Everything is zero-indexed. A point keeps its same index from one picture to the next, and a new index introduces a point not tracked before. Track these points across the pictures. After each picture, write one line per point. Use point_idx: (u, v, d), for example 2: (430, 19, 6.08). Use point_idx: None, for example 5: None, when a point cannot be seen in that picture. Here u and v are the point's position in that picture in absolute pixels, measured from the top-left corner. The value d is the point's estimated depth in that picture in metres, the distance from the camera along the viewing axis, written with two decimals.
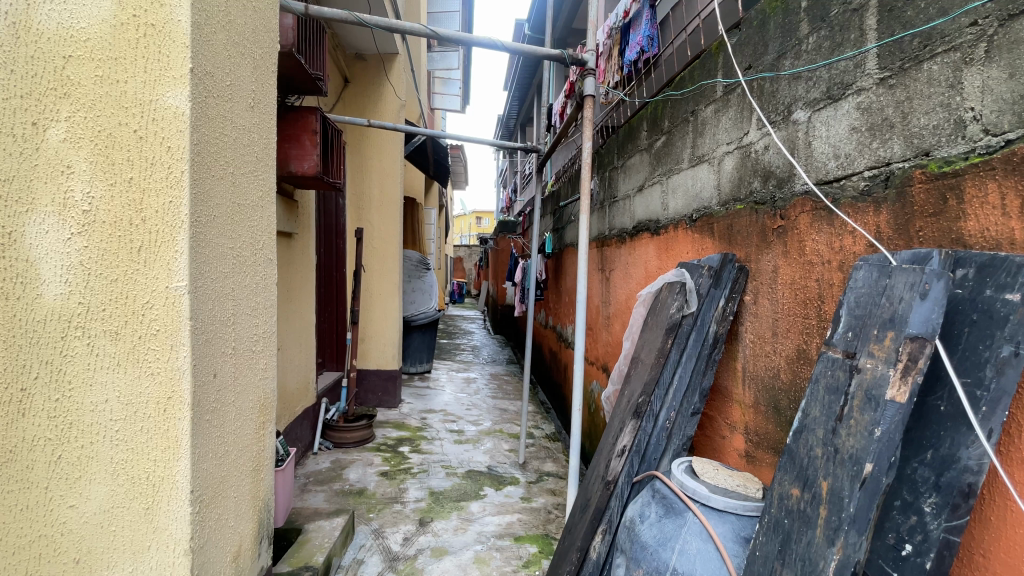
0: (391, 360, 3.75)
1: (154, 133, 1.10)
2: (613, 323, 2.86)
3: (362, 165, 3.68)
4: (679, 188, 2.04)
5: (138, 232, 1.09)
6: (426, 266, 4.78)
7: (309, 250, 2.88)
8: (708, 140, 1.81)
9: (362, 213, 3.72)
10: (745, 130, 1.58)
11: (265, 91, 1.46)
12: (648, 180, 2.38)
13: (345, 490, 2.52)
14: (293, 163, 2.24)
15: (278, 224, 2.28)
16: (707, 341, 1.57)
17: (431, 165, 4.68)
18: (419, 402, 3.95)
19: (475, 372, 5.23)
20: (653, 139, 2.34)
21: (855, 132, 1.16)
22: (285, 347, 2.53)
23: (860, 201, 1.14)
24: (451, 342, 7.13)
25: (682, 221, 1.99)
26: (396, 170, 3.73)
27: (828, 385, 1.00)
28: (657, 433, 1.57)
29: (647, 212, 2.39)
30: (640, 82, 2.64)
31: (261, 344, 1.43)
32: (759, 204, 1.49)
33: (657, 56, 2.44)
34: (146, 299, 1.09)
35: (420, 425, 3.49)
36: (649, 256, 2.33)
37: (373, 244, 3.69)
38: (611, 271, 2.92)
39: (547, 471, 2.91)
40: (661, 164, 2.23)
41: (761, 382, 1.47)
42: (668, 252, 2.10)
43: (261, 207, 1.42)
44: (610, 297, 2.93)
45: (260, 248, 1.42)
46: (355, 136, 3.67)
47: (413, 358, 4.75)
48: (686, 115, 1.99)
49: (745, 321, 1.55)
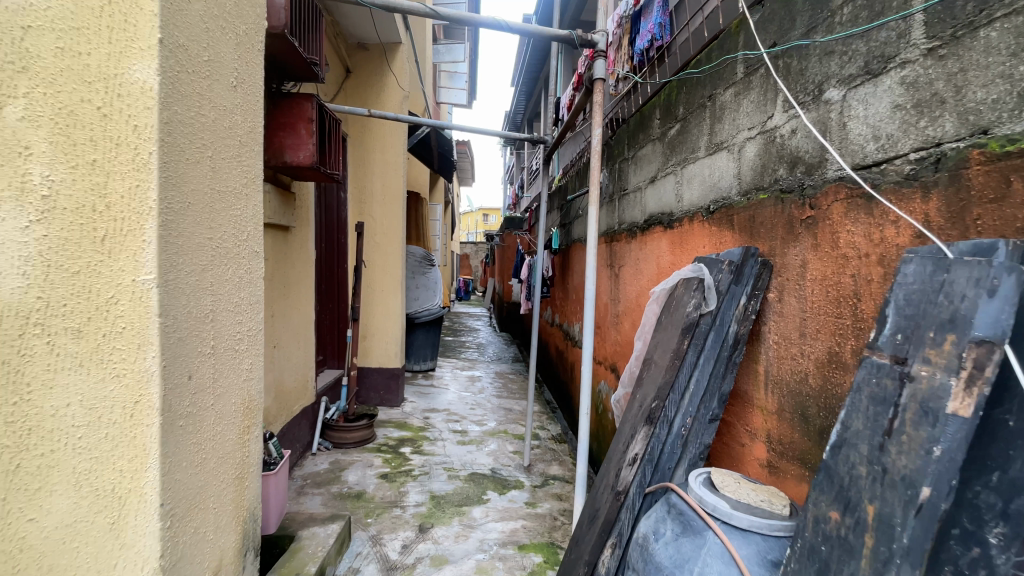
0: (392, 358, 3.63)
1: (119, 110, 1.00)
2: (622, 322, 2.74)
3: (364, 158, 3.58)
4: (695, 178, 1.91)
5: (102, 220, 1.00)
6: (430, 262, 4.63)
7: (307, 244, 2.78)
8: (727, 126, 1.69)
9: (364, 208, 3.62)
10: (769, 114, 1.46)
11: (250, 71, 1.35)
12: (661, 172, 2.25)
13: (343, 493, 2.43)
14: (288, 153, 2.13)
15: (269, 215, 2.17)
16: (727, 343, 1.45)
17: (436, 158, 4.57)
18: (423, 401, 3.85)
19: (480, 370, 5.13)
20: (666, 127, 2.22)
21: (898, 110, 1.04)
22: (281, 345, 2.43)
23: (905, 187, 1.01)
24: (456, 339, 7.02)
25: (698, 213, 1.87)
26: (399, 164, 3.62)
27: (872, 395, 0.87)
28: (672, 442, 1.46)
29: (659, 205, 2.27)
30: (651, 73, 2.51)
31: (246, 343, 1.34)
32: (785, 193, 1.37)
33: (670, 43, 2.30)
34: (111, 294, 1.00)
35: (423, 424, 3.38)
36: (661, 251, 2.21)
37: (375, 239, 3.59)
38: (620, 268, 2.80)
39: (553, 474, 2.80)
40: (674, 154, 2.10)
41: (786, 387, 1.36)
42: (682, 248, 1.98)
43: (246, 196, 1.33)
44: (619, 294, 2.81)
45: (244, 239, 1.32)
46: (357, 129, 3.56)
47: (417, 356, 4.65)
48: (703, 100, 1.87)
49: (768, 321, 1.43)
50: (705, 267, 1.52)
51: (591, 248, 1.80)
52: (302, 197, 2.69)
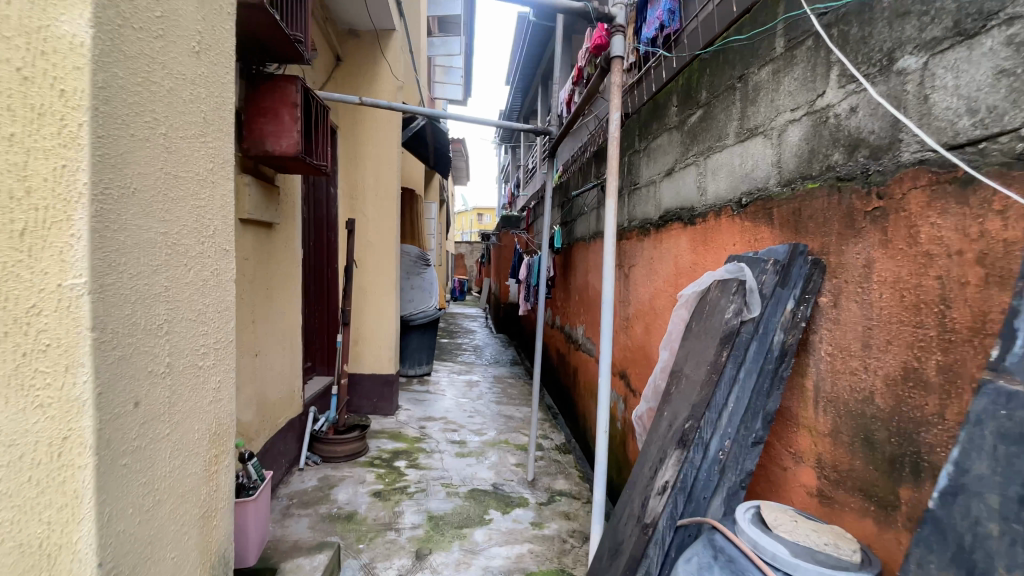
0: (386, 363, 3.42)
1: (43, 72, 0.80)
2: (632, 327, 2.54)
3: (356, 151, 3.37)
4: (721, 168, 1.73)
5: (21, 210, 0.80)
6: (426, 262, 4.41)
7: (294, 242, 2.58)
8: (763, 109, 1.51)
9: (356, 205, 3.40)
10: (819, 92, 1.28)
11: (218, 36, 1.14)
12: (679, 164, 2.06)
13: (333, 514, 2.22)
14: (269, 141, 1.92)
15: (245, 210, 1.95)
16: (772, 354, 1.25)
17: (431, 153, 4.36)
18: (419, 409, 3.63)
19: (478, 374, 4.92)
20: (684, 115, 2.04)
21: (1003, 76, 0.85)
22: (264, 353, 2.21)
23: (1014, 168, 0.83)
24: (451, 341, 6.80)
25: (726, 207, 1.69)
26: (393, 158, 3.41)
27: (1002, 432, 0.69)
28: (708, 468, 1.25)
29: (676, 199, 2.08)
30: (656, 63, 2.39)
31: (212, 357, 1.13)
32: (844, 181, 1.18)
33: (680, 30, 2.19)
34: (32, 301, 0.79)
35: (418, 434, 3.16)
36: (679, 250, 2.02)
37: (368, 238, 3.38)
38: (630, 268, 2.61)
39: (559, 490, 2.60)
40: (696, 142, 1.91)
41: (844, 406, 1.18)
42: (706, 245, 1.79)
43: (211, 183, 1.12)
44: (628, 296, 2.62)
45: (210, 234, 1.11)
46: (348, 120, 3.36)
47: (412, 360, 4.43)
48: (732, 82, 1.69)
49: (820, 329, 1.24)
50: (747, 266, 1.34)
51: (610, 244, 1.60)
52: (288, 191, 2.49)
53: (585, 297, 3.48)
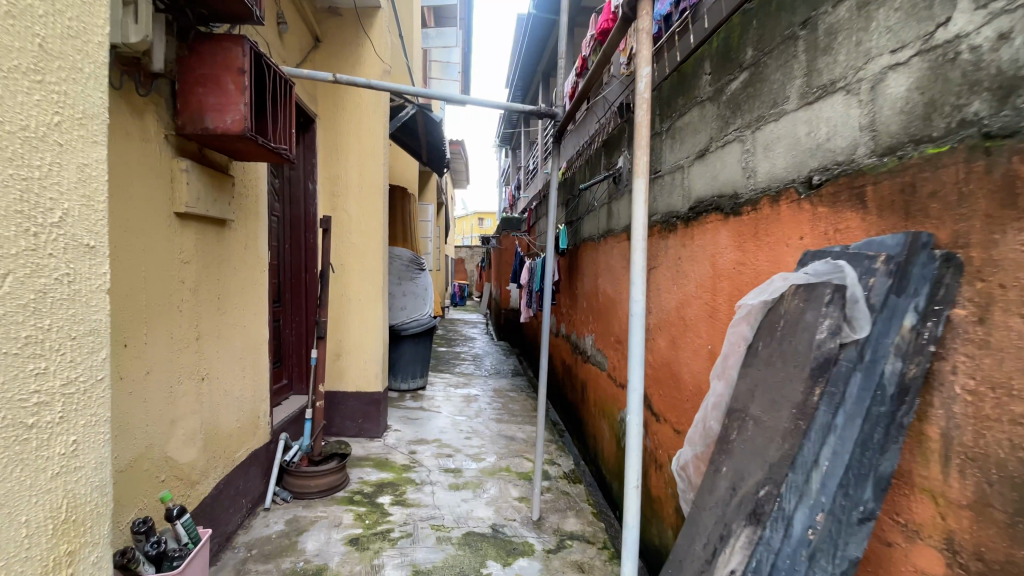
0: (372, 381, 2.98)
1: None
2: (654, 340, 2.14)
3: (337, 142, 2.99)
4: (776, 141, 1.35)
5: None
6: (420, 266, 4.01)
7: (261, 243, 2.21)
8: (844, 58, 1.13)
9: (338, 202, 3.00)
10: (940, 18, 0.90)
11: None
12: (715, 142, 1.67)
13: (296, 571, 1.82)
14: (210, 116, 1.55)
15: (184, 203, 1.59)
16: (884, 390, 0.87)
17: (424, 146, 3.96)
18: (410, 429, 3.16)
19: (477, 387, 4.51)
20: (721, 83, 1.65)
21: None
22: (214, 374, 1.83)
23: None
24: (449, 350, 6.39)
25: (786, 190, 1.30)
26: (380, 151, 3.01)
27: None
28: (790, 553, 0.87)
29: (711, 186, 1.69)
30: (685, 29, 2.01)
31: (57, 406, 0.74)
32: (995, 138, 0.80)
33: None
34: None
35: (407, 461, 2.72)
36: (717, 247, 1.63)
37: (352, 239, 2.98)
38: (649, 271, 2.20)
39: (569, 532, 2.20)
40: (739, 114, 1.53)
41: (999, 469, 0.78)
42: (756, 239, 1.41)
43: (53, 143, 0.74)
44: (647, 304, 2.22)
45: (49, 219, 0.73)
46: (329, 109, 2.99)
47: (404, 373, 4.04)
48: (792, 30, 1.30)
49: (952, 355, 0.84)
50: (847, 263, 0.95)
51: (640, 236, 1.19)
52: (252, 183, 2.12)
53: (595, 304, 3.08)
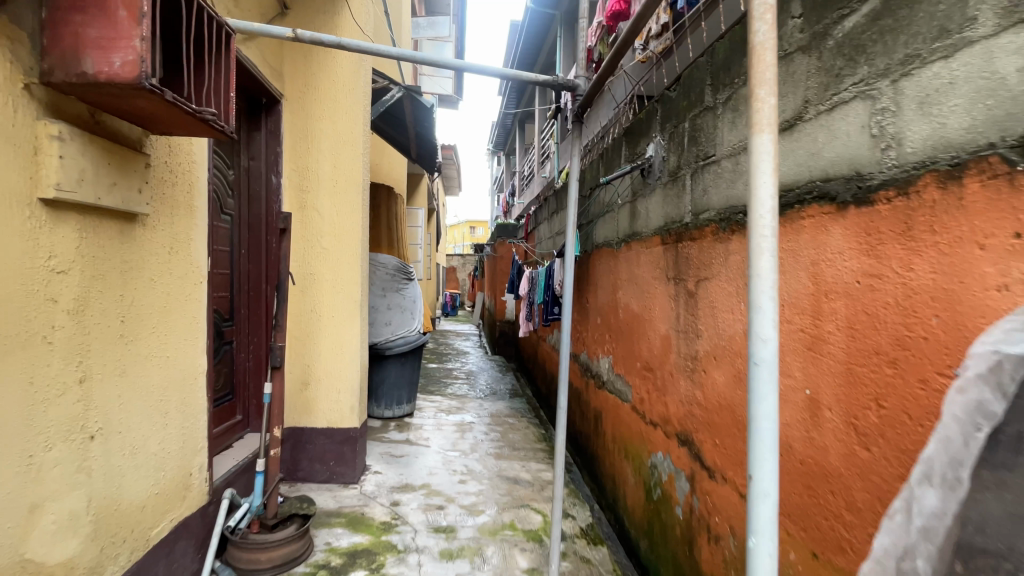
0: (346, 415, 2.45)
1: None
2: (705, 372, 1.64)
3: (307, 128, 2.49)
4: (952, 89, 0.87)
5: None
6: (406, 275, 3.49)
7: (201, 252, 1.69)
8: None
9: (307, 200, 2.48)
10: None
11: None
12: (815, 106, 1.20)
13: None
14: (89, 59, 1.04)
15: (55, 187, 1.08)
16: None
17: (412, 139, 3.47)
18: (393, 471, 2.63)
19: (470, 411, 3.98)
20: (823, 22, 1.18)
21: None
22: (110, 426, 1.30)
23: None
24: (439, 367, 5.84)
25: (975, 161, 0.82)
26: (359, 139, 2.51)
27: None
28: None
29: (807, 167, 1.21)
30: None
31: None
32: None
33: None
34: None
35: (388, 517, 2.19)
36: (824, 249, 1.15)
37: (323, 242, 2.46)
38: (694, 284, 1.70)
39: None
40: (865, 60, 1.06)
41: None
42: (915, 238, 0.93)
43: None
44: (690, 325, 1.73)
45: None
46: (297, 89, 2.49)
47: (387, 399, 3.51)
48: None
49: None
50: None
51: (768, 230, 0.70)
52: (189, 176, 1.62)
53: (613, 322, 2.59)
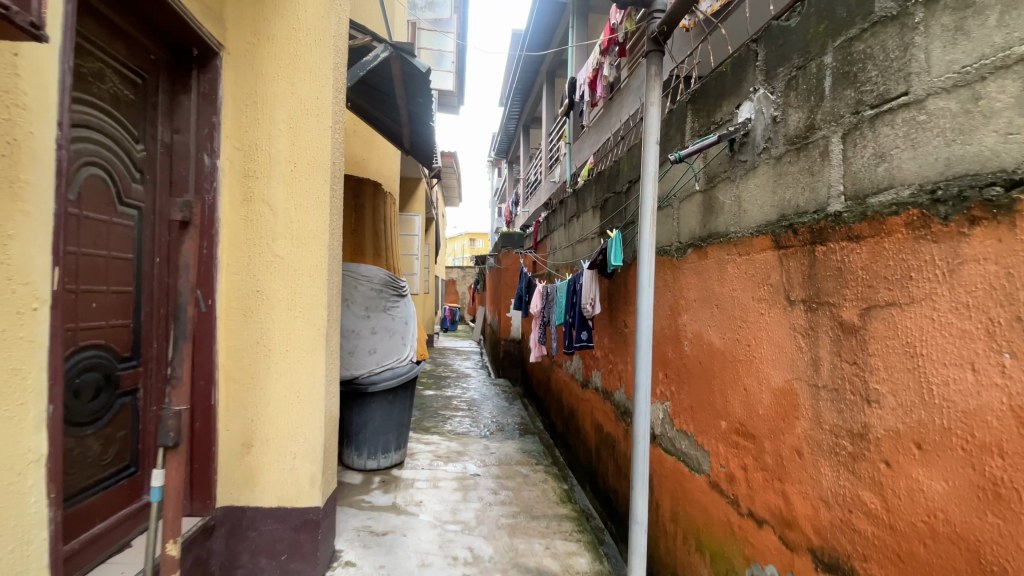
0: (304, 491, 1.76)
1: None
2: (894, 467, 0.95)
3: (254, 91, 1.80)
4: None
5: None
6: (397, 292, 2.82)
7: (42, 260, 1.02)
8: None
9: (254, 188, 1.79)
10: None
11: None
12: None
13: None
14: None
15: None
16: None
17: (404, 123, 2.81)
18: (371, 561, 1.91)
19: (474, 457, 3.27)
20: None
21: None
22: None
23: None
24: (437, 395, 5.13)
25: None
26: (327, 107, 1.83)
27: None
28: None
29: None
30: None
31: None
32: None
33: None
34: None
35: None
36: None
37: (275, 248, 1.78)
38: (858, 314, 1.03)
39: None
40: None
41: None
42: None
43: None
44: (850, 379, 1.05)
45: None
46: (243, 37, 1.80)
47: (370, 446, 2.82)
48: None
49: None
50: None
51: None
52: (8, 130, 0.95)
53: (672, 356, 1.90)
